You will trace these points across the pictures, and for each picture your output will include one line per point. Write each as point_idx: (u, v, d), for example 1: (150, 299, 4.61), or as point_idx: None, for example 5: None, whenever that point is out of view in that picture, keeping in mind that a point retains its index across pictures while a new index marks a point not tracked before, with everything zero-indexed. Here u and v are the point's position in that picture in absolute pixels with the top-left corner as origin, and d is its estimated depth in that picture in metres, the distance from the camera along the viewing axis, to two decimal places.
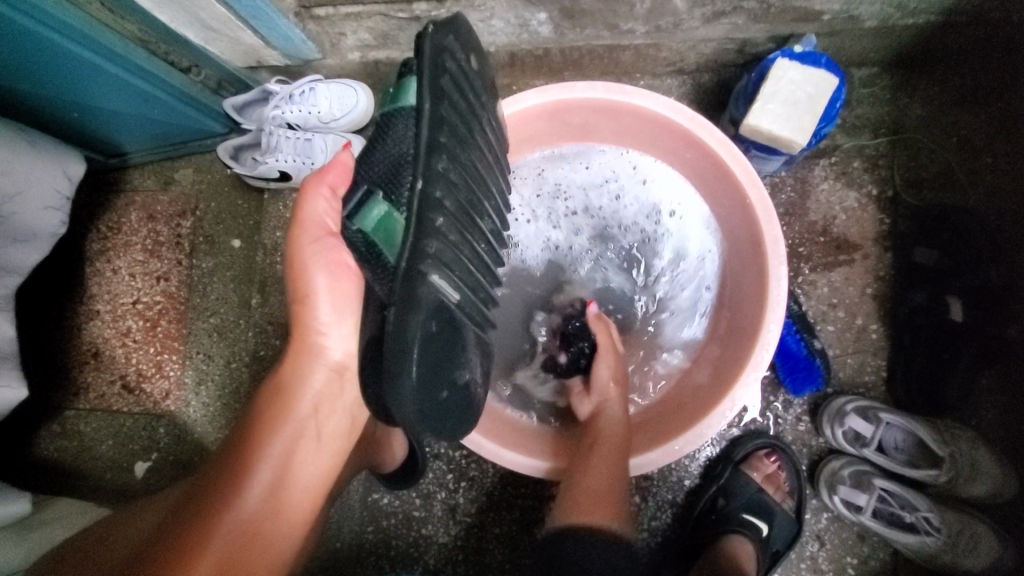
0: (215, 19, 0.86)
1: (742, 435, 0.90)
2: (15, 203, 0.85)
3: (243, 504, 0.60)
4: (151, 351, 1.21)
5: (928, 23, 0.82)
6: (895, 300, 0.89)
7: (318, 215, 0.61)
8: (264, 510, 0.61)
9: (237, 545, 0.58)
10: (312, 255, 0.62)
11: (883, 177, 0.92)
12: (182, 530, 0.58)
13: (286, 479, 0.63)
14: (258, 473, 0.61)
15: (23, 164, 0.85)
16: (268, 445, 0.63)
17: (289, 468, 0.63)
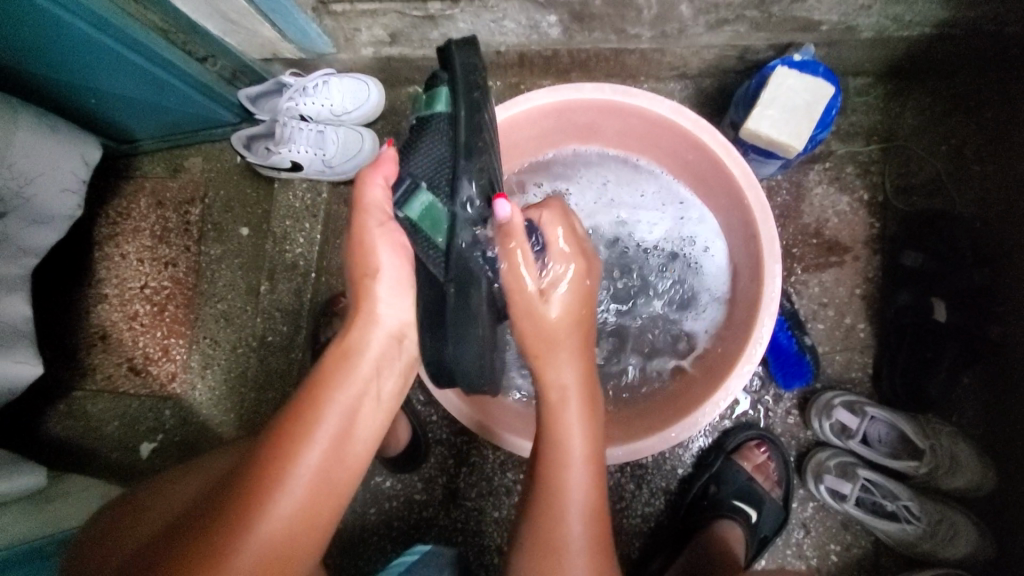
0: (235, 12, 0.89)
1: (733, 426, 0.95)
2: (37, 185, 0.88)
3: (302, 466, 0.54)
4: (159, 335, 1.23)
5: (920, 36, 0.86)
6: (883, 301, 0.93)
7: (376, 203, 0.63)
8: (322, 474, 0.55)
9: (293, 514, 0.53)
10: (376, 235, 0.63)
11: (875, 183, 0.96)
12: (237, 494, 0.52)
13: (345, 443, 0.57)
14: (318, 435, 0.56)
15: (44, 148, 0.88)
16: (327, 405, 0.58)
17: (349, 431, 0.58)
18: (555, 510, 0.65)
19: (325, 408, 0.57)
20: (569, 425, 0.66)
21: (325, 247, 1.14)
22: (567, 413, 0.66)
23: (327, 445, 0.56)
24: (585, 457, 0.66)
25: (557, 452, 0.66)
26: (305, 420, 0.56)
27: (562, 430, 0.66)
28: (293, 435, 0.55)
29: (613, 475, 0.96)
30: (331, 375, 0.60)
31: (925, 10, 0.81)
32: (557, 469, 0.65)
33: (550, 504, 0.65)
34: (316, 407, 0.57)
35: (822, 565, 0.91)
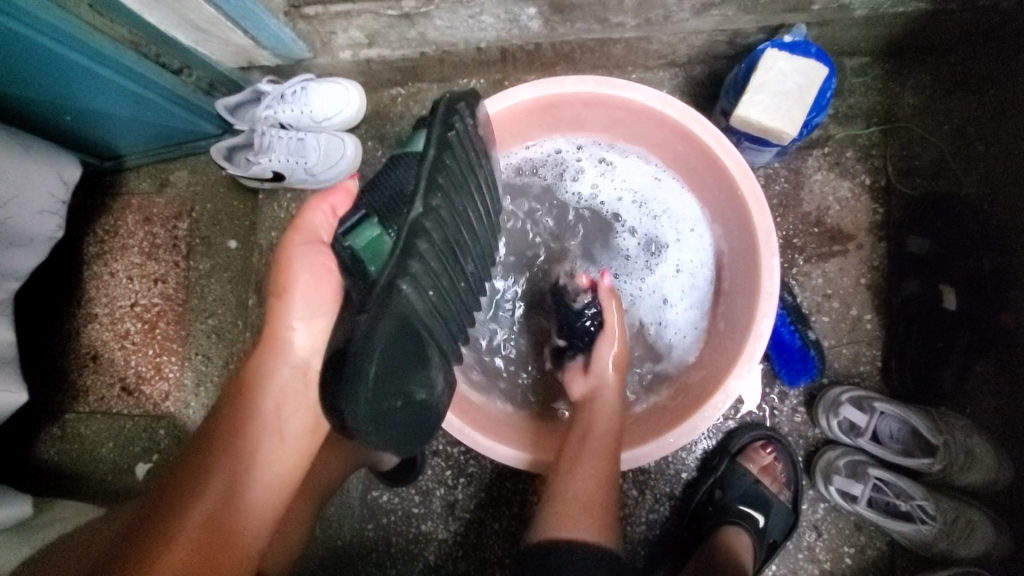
0: (205, 21, 0.85)
1: (738, 427, 0.90)
2: (13, 207, 0.85)
3: (198, 508, 0.61)
4: (150, 353, 1.22)
5: (918, 11, 0.82)
6: (888, 290, 0.88)
7: (316, 226, 0.69)
8: (223, 510, 0.63)
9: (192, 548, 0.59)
10: (300, 257, 0.68)
11: (876, 167, 0.92)
12: (146, 534, 0.60)
13: (246, 478, 0.66)
14: (213, 476, 0.63)
15: (19, 169, 0.86)
16: (229, 449, 0.65)
17: (249, 468, 0.66)
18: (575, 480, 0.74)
19: (226, 450, 0.65)
20: (600, 412, 0.79)
21: None
22: (597, 402, 0.80)
23: (225, 484, 0.64)
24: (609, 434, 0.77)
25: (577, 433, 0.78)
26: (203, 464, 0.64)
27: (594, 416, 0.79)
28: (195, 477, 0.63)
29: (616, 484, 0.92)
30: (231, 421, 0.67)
31: None
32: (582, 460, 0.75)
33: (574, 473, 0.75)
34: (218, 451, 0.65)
35: (836, 569, 0.87)
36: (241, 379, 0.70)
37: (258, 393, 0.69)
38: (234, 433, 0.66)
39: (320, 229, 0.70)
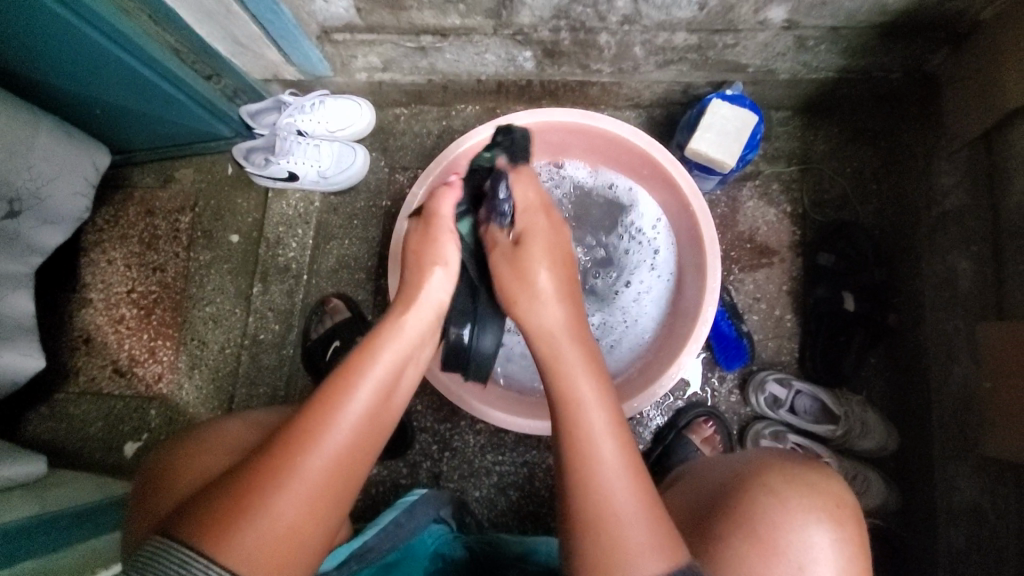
0: (247, 37, 0.99)
1: (684, 406, 1.09)
2: (52, 187, 0.95)
3: (333, 436, 0.56)
4: (146, 337, 1.28)
5: (826, 78, 1.06)
6: (804, 294, 1.10)
7: (448, 214, 0.75)
8: (348, 448, 0.57)
9: (322, 482, 0.54)
10: (441, 219, 0.74)
11: (795, 197, 1.14)
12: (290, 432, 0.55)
13: (382, 412, 0.60)
14: (350, 405, 0.58)
15: (63, 155, 0.96)
16: (377, 362, 0.61)
17: (387, 398, 0.61)
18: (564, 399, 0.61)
19: (365, 375, 0.60)
20: (561, 346, 0.65)
21: (315, 251, 1.22)
22: (561, 347, 0.65)
23: (362, 416, 0.58)
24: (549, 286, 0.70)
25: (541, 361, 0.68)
26: (341, 389, 0.59)
27: (560, 358, 0.65)
28: (330, 403, 0.57)
29: None
30: (367, 346, 0.63)
31: (827, 57, 1.01)
32: (580, 440, 0.58)
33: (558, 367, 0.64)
34: (357, 375, 0.60)
35: None
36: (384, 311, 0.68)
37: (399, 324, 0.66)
38: (372, 357, 0.62)
39: (448, 217, 0.75)
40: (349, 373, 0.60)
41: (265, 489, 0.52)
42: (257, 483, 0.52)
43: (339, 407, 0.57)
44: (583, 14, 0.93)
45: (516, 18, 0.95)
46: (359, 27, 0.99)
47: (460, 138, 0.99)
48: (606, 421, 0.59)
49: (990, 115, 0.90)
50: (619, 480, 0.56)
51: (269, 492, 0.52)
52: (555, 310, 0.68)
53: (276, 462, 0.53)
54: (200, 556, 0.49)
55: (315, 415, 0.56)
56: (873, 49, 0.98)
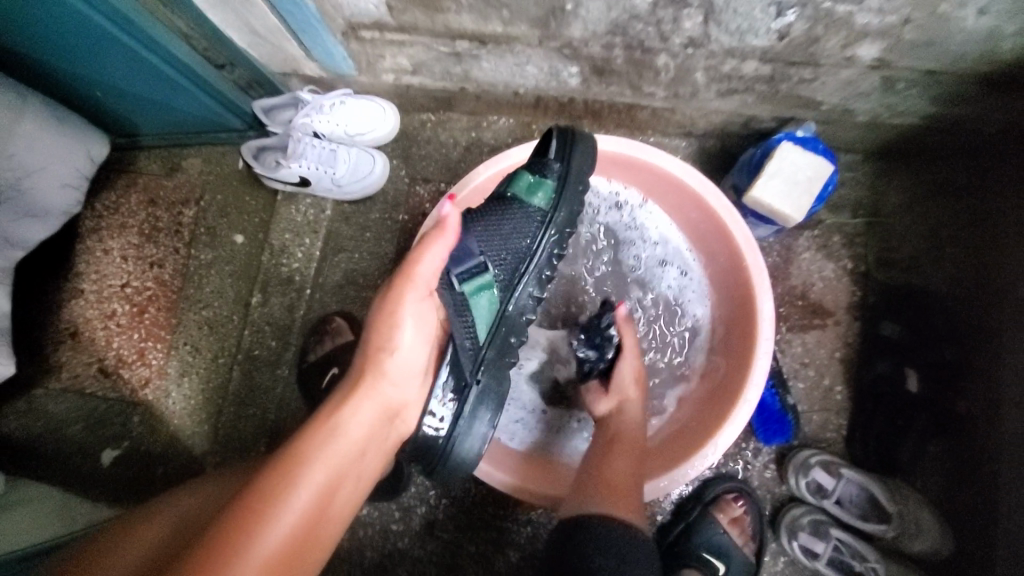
0: (265, 28, 0.90)
1: (713, 477, 0.96)
2: (40, 179, 0.85)
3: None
4: (136, 337, 1.19)
5: (911, 124, 0.93)
6: (860, 366, 0.99)
7: (427, 276, 0.66)
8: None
9: None
10: (417, 278, 0.65)
11: (858, 254, 1.02)
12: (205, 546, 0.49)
13: (304, 542, 0.53)
14: (265, 540, 0.50)
15: (54, 143, 0.86)
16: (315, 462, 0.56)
17: (310, 523, 0.54)
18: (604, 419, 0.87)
19: (287, 501, 0.53)
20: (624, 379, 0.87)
21: (323, 262, 1.13)
22: (629, 446, 0.81)
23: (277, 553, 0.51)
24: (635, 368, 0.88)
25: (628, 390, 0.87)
26: (261, 513, 0.51)
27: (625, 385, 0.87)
28: (260, 515, 0.51)
29: None
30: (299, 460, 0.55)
31: (915, 102, 0.88)
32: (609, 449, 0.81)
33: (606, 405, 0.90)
34: (280, 500, 0.52)
35: None
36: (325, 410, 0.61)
37: (342, 429, 0.59)
38: (297, 477, 0.54)
39: (428, 274, 0.66)
40: (270, 495, 0.52)
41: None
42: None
43: (249, 544, 0.49)
44: (642, 33, 0.81)
45: (566, 30, 0.84)
46: (389, 25, 0.89)
47: (486, 162, 0.90)
48: (629, 458, 0.79)
49: None
50: (624, 460, 0.78)
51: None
52: (628, 414, 0.85)
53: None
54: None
55: (220, 551, 0.48)
56: (973, 97, 0.85)
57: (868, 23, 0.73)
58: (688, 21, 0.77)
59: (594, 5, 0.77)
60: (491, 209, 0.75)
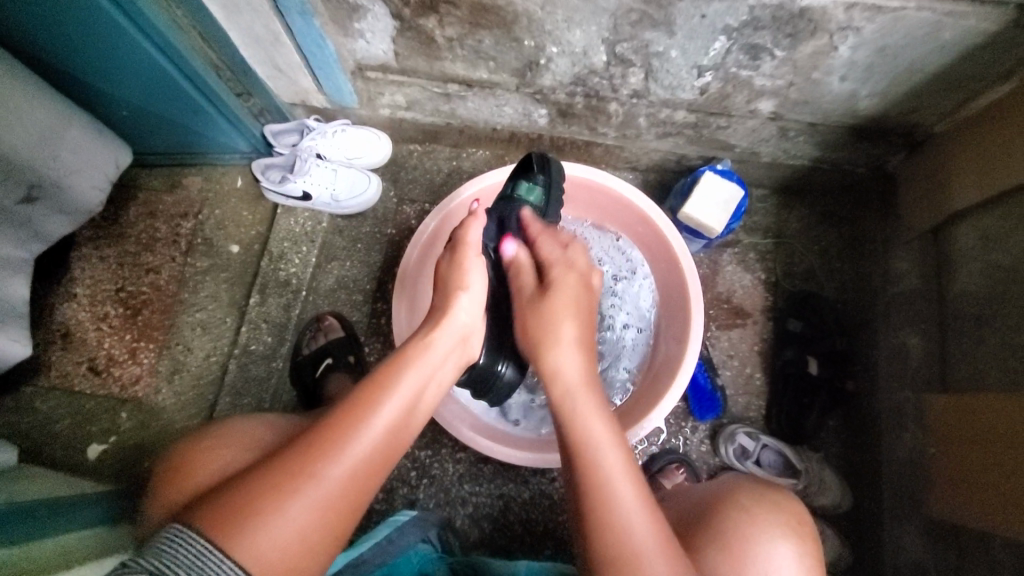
0: (286, 64, 1.07)
1: (658, 451, 1.15)
2: (75, 178, 1.00)
3: (356, 446, 0.59)
4: (128, 338, 1.26)
5: (803, 165, 1.19)
6: (773, 355, 1.19)
7: (476, 240, 0.85)
8: (367, 459, 0.60)
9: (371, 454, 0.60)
10: (471, 242, 0.85)
11: (769, 267, 1.25)
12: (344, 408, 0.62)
13: (404, 425, 0.64)
14: (378, 415, 0.62)
15: (89, 148, 1.02)
16: (413, 361, 0.69)
17: (410, 411, 0.65)
18: (598, 494, 0.63)
19: (395, 389, 0.65)
20: (595, 429, 0.69)
21: (317, 269, 1.26)
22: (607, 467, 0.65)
23: (387, 428, 0.62)
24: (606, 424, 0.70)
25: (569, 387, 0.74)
26: (374, 395, 0.64)
27: (603, 457, 0.66)
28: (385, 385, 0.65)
29: (558, 491, 1.13)
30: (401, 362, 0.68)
31: (804, 148, 1.14)
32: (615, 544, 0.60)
33: (596, 493, 0.63)
34: (388, 389, 0.65)
35: None
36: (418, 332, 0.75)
37: (433, 344, 0.72)
38: (401, 373, 0.67)
39: (476, 241, 0.85)
40: (380, 384, 0.65)
41: (286, 486, 0.55)
42: (282, 480, 0.55)
43: (366, 417, 0.61)
44: (598, 84, 1.04)
45: (539, 79, 1.05)
46: (393, 68, 1.08)
47: (473, 180, 1.08)
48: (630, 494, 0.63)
49: (938, 214, 1.02)
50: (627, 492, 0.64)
51: (295, 486, 0.55)
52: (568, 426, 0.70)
53: (299, 463, 0.56)
54: (206, 544, 0.50)
55: (344, 420, 0.60)
56: (844, 145, 1.12)
57: (763, 85, 0.98)
58: (633, 77, 1.00)
59: (562, 61, 0.98)
60: (498, 204, 0.92)
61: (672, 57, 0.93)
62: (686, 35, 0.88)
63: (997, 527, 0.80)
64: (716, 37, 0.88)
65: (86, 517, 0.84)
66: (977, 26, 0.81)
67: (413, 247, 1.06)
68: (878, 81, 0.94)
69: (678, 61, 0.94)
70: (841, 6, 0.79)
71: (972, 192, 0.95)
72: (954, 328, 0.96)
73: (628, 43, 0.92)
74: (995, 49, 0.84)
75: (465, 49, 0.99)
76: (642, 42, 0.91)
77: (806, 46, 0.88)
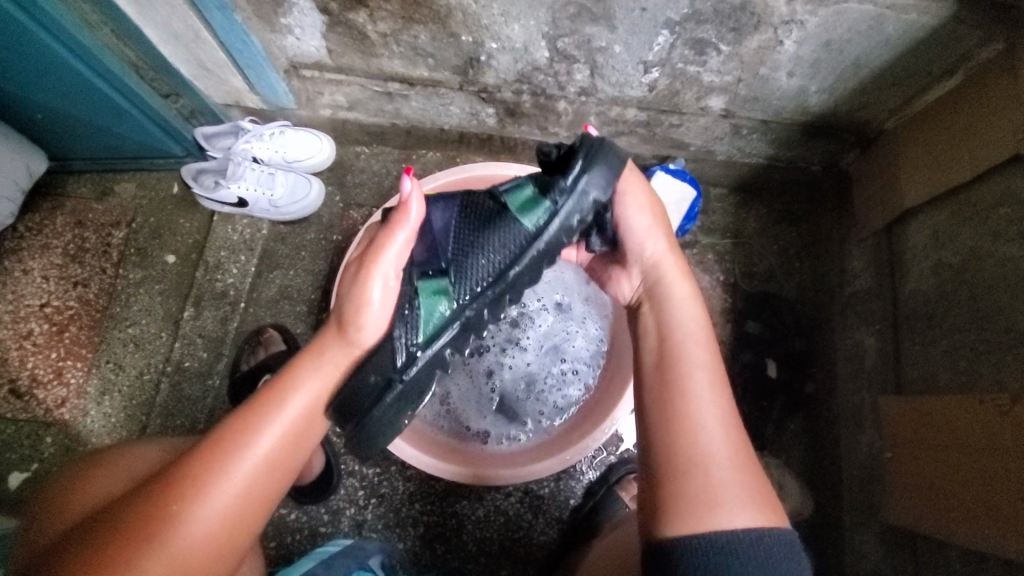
0: (212, 62, 1.01)
1: (617, 461, 1.11)
2: None
3: (215, 498, 0.60)
4: (53, 356, 1.17)
5: (758, 163, 1.17)
6: (733, 360, 1.16)
7: (392, 260, 0.70)
8: (230, 513, 0.61)
9: (218, 512, 0.60)
10: (387, 254, 0.70)
11: (728, 268, 1.22)
12: (196, 462, 0.61)
13: (269, 471, 0.64)
14: (241, 465, 0.62)
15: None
16: (286, 405, 0.66)
17: (285, 450, 0.65)
18: (682, 426, 0.64)
19: (259, 436, 0.64)
20: (694, 360, 0.69)
21: (257, 279, 1.20)
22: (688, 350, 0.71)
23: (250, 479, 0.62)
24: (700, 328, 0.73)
25: (653, 329, 0.75)
26: (238, 446, 0.62)
27: (686, 373, 0.68)
28: (244, 438, 0.63)
29: (513, 506, 1.09)
30: (271, 402, 0.66)
31: (758, 146, 1.11)
32: (693, 471, 0.62)
33: (677, 419, 0.65)
34: (257, 431, 0.64)
35: None
36: (296, 360, 0.70)
37: (311, 377, 0.69)
38: (273, 417, 0.65)
39: (393, 257, 0.70)
40: (242, 431, 0.63)
41: (134, 545, 0.56)
42: (130, 539, 0.56)
43: (222, 473, 0.61)
44: (543, 82, 1.00)
45: (482, 77, 1.00)
46: (328, 66, 1.02)
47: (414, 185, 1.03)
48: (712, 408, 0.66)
49: (891, 211, 1.00)
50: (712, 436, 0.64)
51: (136, 551, 0.56)
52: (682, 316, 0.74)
53: (150, 519, 0.57)
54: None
55: (195, 479, 0.59)
56: (797, 143, 1.09)
57: (711, 81, 0.95)
58: (579, 74, 0.96)
59: (503, 57, 0.94)
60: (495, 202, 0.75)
61: (617, 52, 0.90)
62: (629, 30, 0.84)
63: (949, 532, 0.78)
64: (659, 31, 0.84)
65: None
66: (919, 21, 0.79)
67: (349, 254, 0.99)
68: (826, 77, 0.92)
69: (623, 57, 0.90)
70: None
71: (921, 189, 0.93)
72: (907, 328, 0.94)
73: (569, 38, 0.88)
74: (939, 44, 0.83)
75: (401, 45, 0.94)
76: (584, 36, 0.87)
77: (750, 40, 0.85)
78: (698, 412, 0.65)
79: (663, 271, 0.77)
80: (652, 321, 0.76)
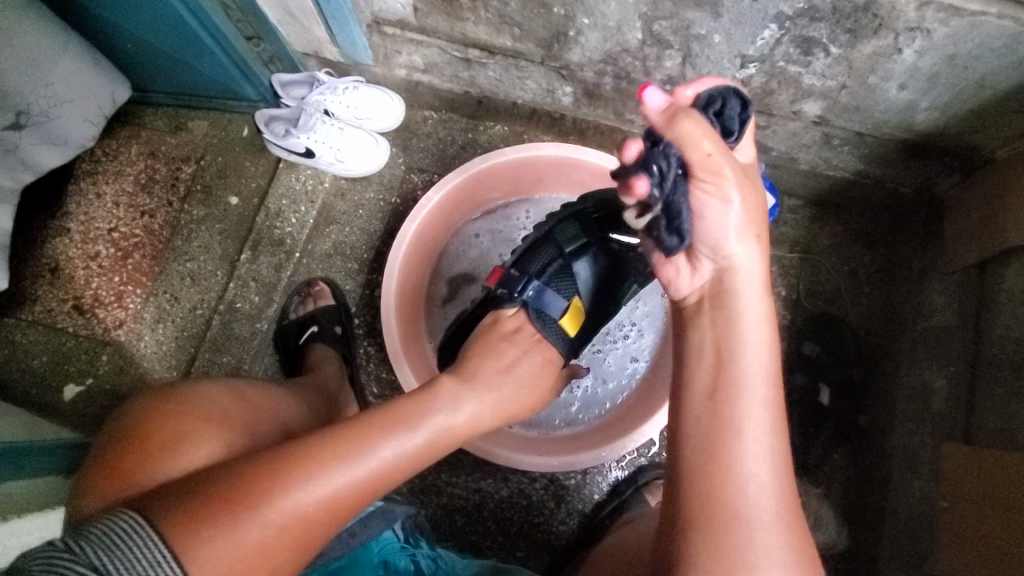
0: (299, 9, 1.01)
1: (647, 463, 1.08)
2: (68, 110, 1.04)
3: (349, 473, 0.59)
4: (116, 280, 1.22)
5: (843, 178, 1.09)
6: (783, 379, 1.12)
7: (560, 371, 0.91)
8: (350, 490, 0.59)
9: (343, 487, 0.58)
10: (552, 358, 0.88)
11: (792, 283, 1.16)
12: (337, 437, 0.60)
13: (402, 467, 0.64)
14: (382, 451, 0.62)
15: (88, 84, 1.06)
16: (431, 414, 0.69)
17: (420, 451, 0.66)
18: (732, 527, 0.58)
19: (405, 439, 0.64)
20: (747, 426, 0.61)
21: (314, 231, 1.22)
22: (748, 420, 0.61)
23: (384, 467, 0.62)
24: (764, 368, 0.63)
25: (706, 346, 0.66)
26: (385, 433, 0.63)
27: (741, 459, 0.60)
28: (390, 431, 0.64)
29: (536, 492, 1.08)
30: (417, 412, 0.68)
31: (847, 159, 1.04)
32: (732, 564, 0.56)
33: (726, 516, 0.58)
34: (404, 428, 0.65)
35: None
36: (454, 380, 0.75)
37: (462, 405, 0.72)
38: (412, 429, 0.66)
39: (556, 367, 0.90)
40: (380, 427, 0.64)
41: (264, 494, 0.54)
42: (263, 487, 0.54)
43: (363, 456, 0.60)
44: (629, 65, 0.95)
45: (566, 53, 0.96)
46: (410, 25, 1.00)
47: (484, 155, 0.99)
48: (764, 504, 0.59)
49: (987, 248, 0.93)
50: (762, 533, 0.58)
51: (265, 501, 0.54)
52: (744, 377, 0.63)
53: (284, 475, 0.55)
54: (161, 544, 0.48)
55: (338, 450, 0.59)
56: (892, 161, 1.02)
57: (812, 85, 0.89)
58: (669, 61, 0.91)
59: (593, 35, 0.90)
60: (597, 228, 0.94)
61: (714, 42, 0.84)
62: (733, 20, 0.79)
63: None
64: (767, 24, 0.78)
65: (36, 465, 0.86)
66: None
67: (411, 221, 0.99)
68: (941, 94, 0.84)
69: (721, 48, 0.85)
70: (914, 2, 0.70)
71: None
72: (985, 377, 0.88)
73: (667, 21, 0.83)
74: None
75: (489, 11, 0.91)
76: (683, 21, 0.82)
77: (865, 45, 0.78)
78: (746, 466, 0.60)
79: (740, 280, 0.65)
80: (709, 337, 0.65)
